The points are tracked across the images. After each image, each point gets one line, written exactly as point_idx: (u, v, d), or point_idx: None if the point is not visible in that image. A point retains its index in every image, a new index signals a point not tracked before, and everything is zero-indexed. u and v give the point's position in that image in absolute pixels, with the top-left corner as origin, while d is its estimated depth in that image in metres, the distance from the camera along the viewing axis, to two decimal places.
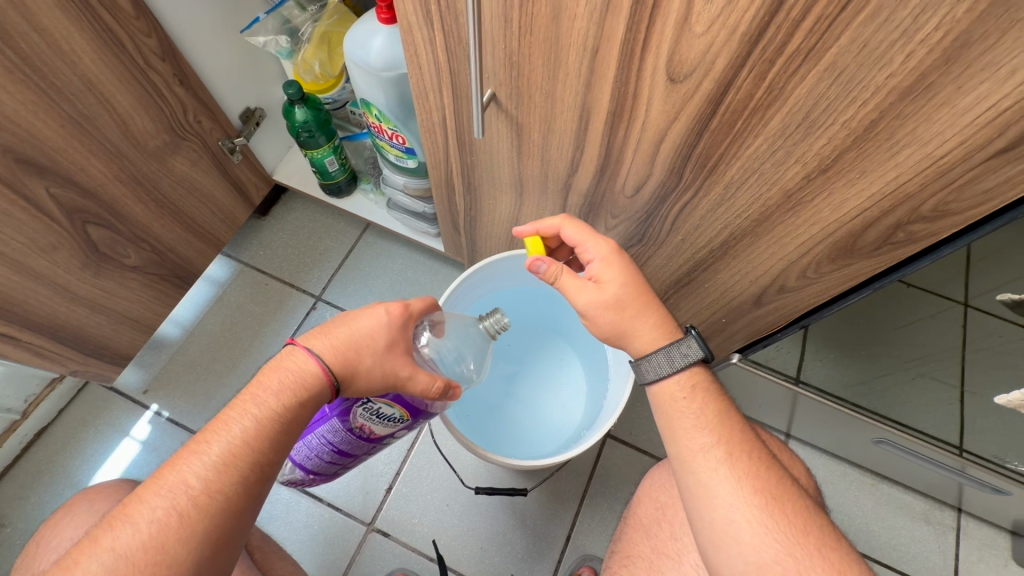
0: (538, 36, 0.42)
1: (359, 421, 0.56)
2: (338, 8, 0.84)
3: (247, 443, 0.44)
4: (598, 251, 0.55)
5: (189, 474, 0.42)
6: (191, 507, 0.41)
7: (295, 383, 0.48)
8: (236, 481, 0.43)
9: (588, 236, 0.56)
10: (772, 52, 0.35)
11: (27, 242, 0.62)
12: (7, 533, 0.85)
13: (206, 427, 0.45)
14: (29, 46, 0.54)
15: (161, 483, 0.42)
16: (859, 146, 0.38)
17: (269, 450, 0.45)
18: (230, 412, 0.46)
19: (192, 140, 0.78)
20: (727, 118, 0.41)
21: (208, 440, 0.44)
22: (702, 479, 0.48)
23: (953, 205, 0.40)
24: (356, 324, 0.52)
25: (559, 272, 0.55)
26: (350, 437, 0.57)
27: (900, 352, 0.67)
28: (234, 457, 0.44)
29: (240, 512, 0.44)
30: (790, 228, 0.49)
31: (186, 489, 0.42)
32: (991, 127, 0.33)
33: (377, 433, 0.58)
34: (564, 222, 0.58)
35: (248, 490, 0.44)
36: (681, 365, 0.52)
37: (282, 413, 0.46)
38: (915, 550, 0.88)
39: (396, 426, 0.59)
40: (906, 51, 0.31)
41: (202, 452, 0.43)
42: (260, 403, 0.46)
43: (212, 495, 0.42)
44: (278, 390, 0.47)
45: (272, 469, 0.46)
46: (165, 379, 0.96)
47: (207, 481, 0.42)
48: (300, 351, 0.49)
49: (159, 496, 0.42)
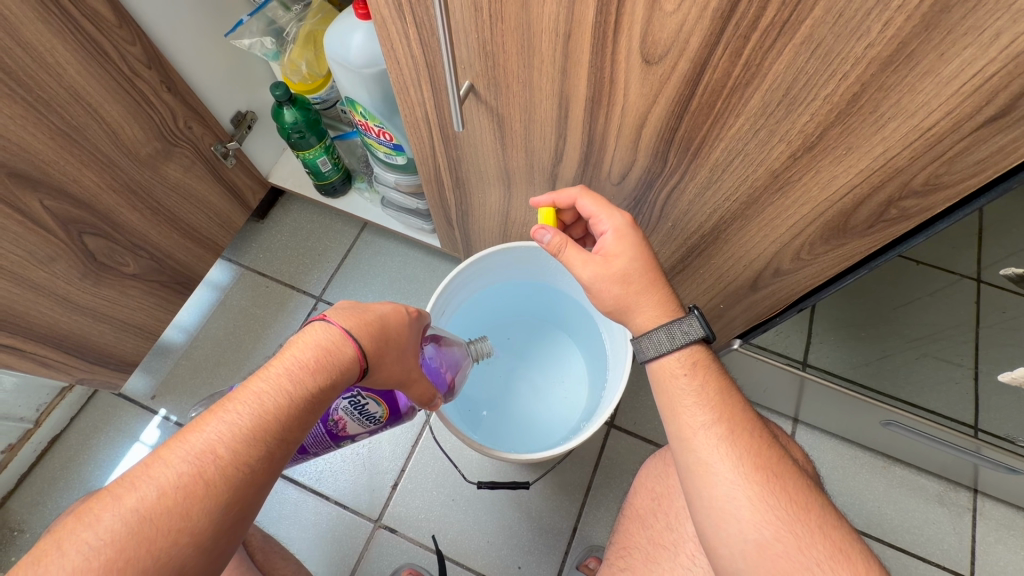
0: (509, 24, 0.41)
1: (340, 413, 0.59)
2: (322, 7, 0.83)
3: (278, 418, 0.43)
4: (612, 224, 0.53)
5: (219, 443, 0.41)
6: (218, 477, 0.40)
7: (328, 363, 0.46)
8: (264, 457, 0.42)
9: (603, 208, 0.54)
10: (746, 27, 0.33)
11: (25, 254, 0.63)
12: (26, 539, 0.88)
13: (236, 395, 0.43)
14: (13, 61, 0.54)
15: (188, 448, 0.40)
16: (844, 121, 0.37)
17: (298, 428, 0.44)
18: (260, 383, 0.44)
19: (184, 147, 0.78)
20: (706, 99, 0.40)
21: (240, 410, 0.42)
22: (703, 456, 0.47)
23: (945, 178, 0.38)
24: (385, 316, 0.52)
25: (563, 245, 0.55)
26: (325, 428, 0.61)
27: (907, 332, 0.65)
28: (266, 432, 0.42)
29: (262, 487, 0.42)
30: (780, 210, 0.48)
31: (215, 458, 0.40)
32: (978, 95, 0.32)
33: (346, 430, 0.62)
34: (581, 193, 0.55)
35: (273, 467, 0.43)
36: (681, 342, 0.51)
37: (314, 393, 0.45)
38: (930, 533, 0.86)
39: (366, 427, 0.62)
40: (883, 20, 0.30)
41: (232, 421, 0.42)
42: (295, 378, 0.44)
43: (239, 467, 0.41)
44: (312, 366, 0.45)
45: (297, 448, 0.44)
46: (176, 379, 0.98)
47: (236, 453, 0.41)
48: (337, 330, 0.47)
49: (185, 461, 0.39)
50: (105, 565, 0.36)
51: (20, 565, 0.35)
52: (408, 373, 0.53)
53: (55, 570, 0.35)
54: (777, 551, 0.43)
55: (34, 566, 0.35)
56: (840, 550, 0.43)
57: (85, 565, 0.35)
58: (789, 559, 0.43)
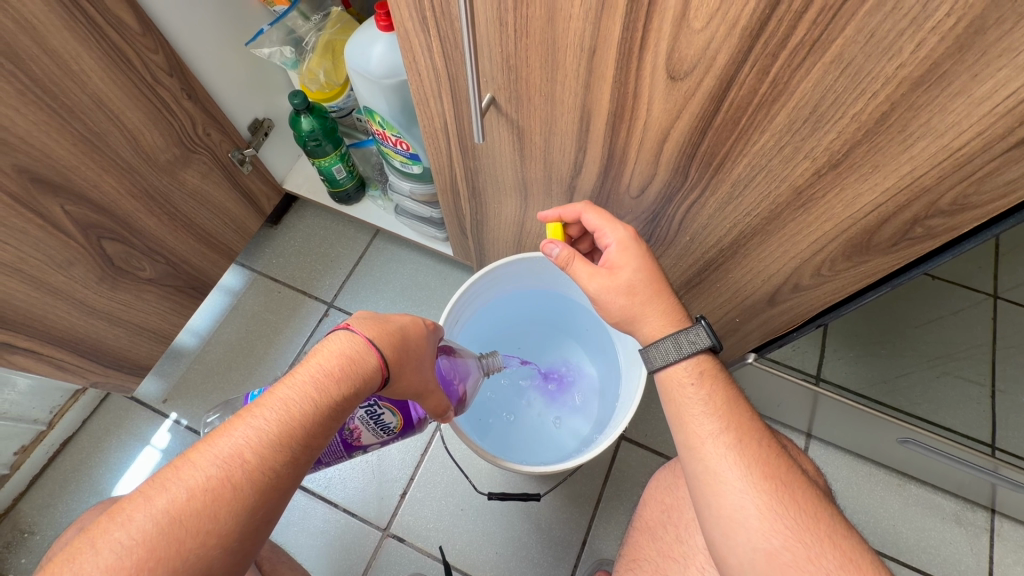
0: (534, 38, 0.41)
1: (355, 422, 0.58)
2: (341, 17, 0.85)
3: (302, 425, 0.43)
4: (616, 236, 0.54)
5: (246, 447, 0.41)
6: (245, 481, 0.40)
7: (351, 370, 0.46)
8: (289, 462, 0.42)
9: (607, 221, 0.55)
10: (775, 45, 0.33)
11: (44, 258, 0.64)
12: (37, 541, 0.88)
13: (262, 401, 0.43)
14: (39, 68, 0.55)
15: (216, 451, 0.40)
16: (870, 140, 0.37)
17: (322, 435, 0.44)
18: (285, 389, 0.44)
19: (203, 153, 0.79)
20: (731, 115, 0.40)
21: (267, 416, 0.42)
22: (711, 465, 0.47)
23: (973, 198, 0.38)
24: (404, 327, 0.52)
25: (571, 258, 0.55)
26: (338, 440, 0.59)
27: (924, 347, 0.67)
28: (292, 438, 0.42)
29: (286, 492, 0.42)
30: (802, 226, 0.47)
31: (242, 462, 0.40)
32: (1011, 116, 0.32)
33: (359, 441, 0.61)
34: (586, 207, 0.57)
35: (298, 472, 0.43)
36: (689, 352, 0.50)
37: (337, 401, 0.44)
38: (947, 553, 0.85)
39: (380, 438, 0.62)
40: (916, 40, 0.30)
41: (259, 426, 0.42)
42: (319, 385, 0.44)
43: (266, 472, 0.40)
44: (336, 374, 0.45)
45: (320, 454, 0.44)
46: (187, 384, 0.98)
47: (263, 457, 0.41)
48: (359, 338, 0.47)
49: (213, 464, 0.39)
50: (137, 565, 0.36)
51: (56, 563, 0.35)
52: (425, 384, 0.53)
53: (88, 568, 0.35)
54: (787, 561, 0.43)
55: (68, 564, 0.35)
56: (850, 560, 0.42)
57: (117, 564, 0.35)
58: (798, 569, 0.42)
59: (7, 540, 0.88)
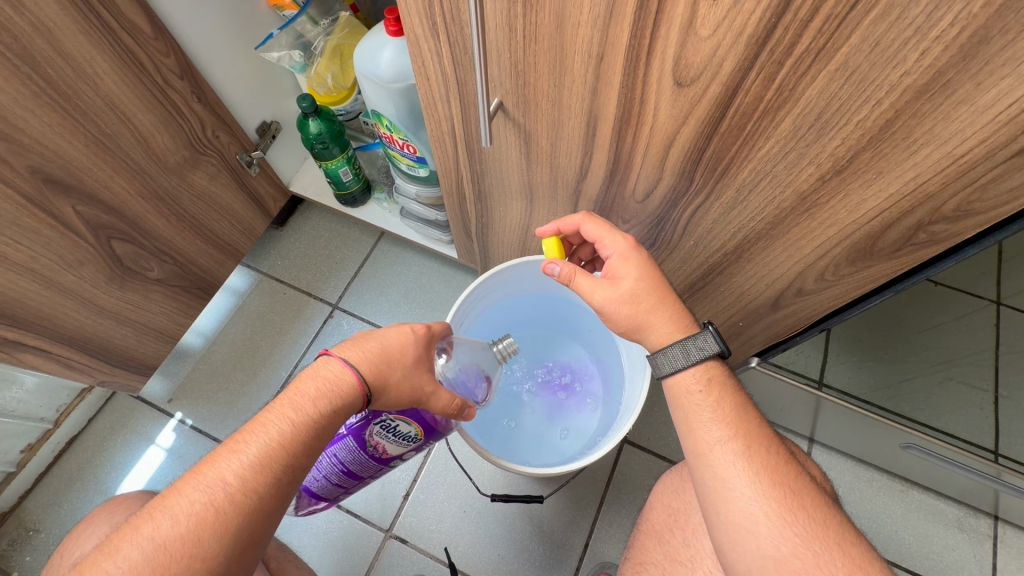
0: (543, 45, 0.42)
1: (375, 438, 0.58)
2: (349, 22, 0.85)
3: (283, 446, 0.43)
4: (616, 247, 0.55)
5: (227, 471, 0.41)
6: (228, 504, 0.40)
7: (330, 391, 0.46)
8: (272, 482, 0.42)
9: (607, 232, 0.55)
10: (781, 53, 0.34)
11: (55, 258, 0.64)
12: (42, 539, 0.88)
13: (244, 427, 0.44)
14: (54, 71, 0.56)
15: (200, 478, 0.41)
16: (875, 146, 0.37)
17: (305, 455, 0.45)
18: (267, 414, 0.45)
19: (211, 156, 0.80)
20: (737, 121, 0.40)
21: (248, 440, 0.43)
22: (720, 472, 0.47)
23: (975, 205, 0.38)
24: (388, 341, 0.51)
25: (573, 274, 0.56)
26: (364, 457, 0.59)
27: (926, 353, 0.68)
28: (273, 460, 0.43)
29: (272, 512, 0.43)
30: (806, 231, 0.48)
31: (225, 486, 0.41)
32: (1015, 123, 0.32)
33: (388, 454, 0.61)
34: (585, 219, 0.57)
35: (283, 492, 0.43)
36: (697, 358, 0.51)
37: (317, 420, 0.45)
38: (950, 559, 0.85)
39: (407, 446, 0.61)
40: (920, 49, 0.30)
41: (240, 450, 0.42)
42: (298, 408, 0.45)
43: (248, 493, 0.41)
44: (314, 395, 0.46)
45: (305, 473, 0.45)
46: (189, 388, 0.99)
47: (245, 479, 0.41)
48: (337, 362, 0.48)
49: (197, 490, 0.41)
50: None
51: None
52: (420, 390, 0.51)
53: None
54: (797, 568, 0.43)
55: None
56: (858, 567, 0.42)
57: None
58: None
59: (13, 538, 0.88)
